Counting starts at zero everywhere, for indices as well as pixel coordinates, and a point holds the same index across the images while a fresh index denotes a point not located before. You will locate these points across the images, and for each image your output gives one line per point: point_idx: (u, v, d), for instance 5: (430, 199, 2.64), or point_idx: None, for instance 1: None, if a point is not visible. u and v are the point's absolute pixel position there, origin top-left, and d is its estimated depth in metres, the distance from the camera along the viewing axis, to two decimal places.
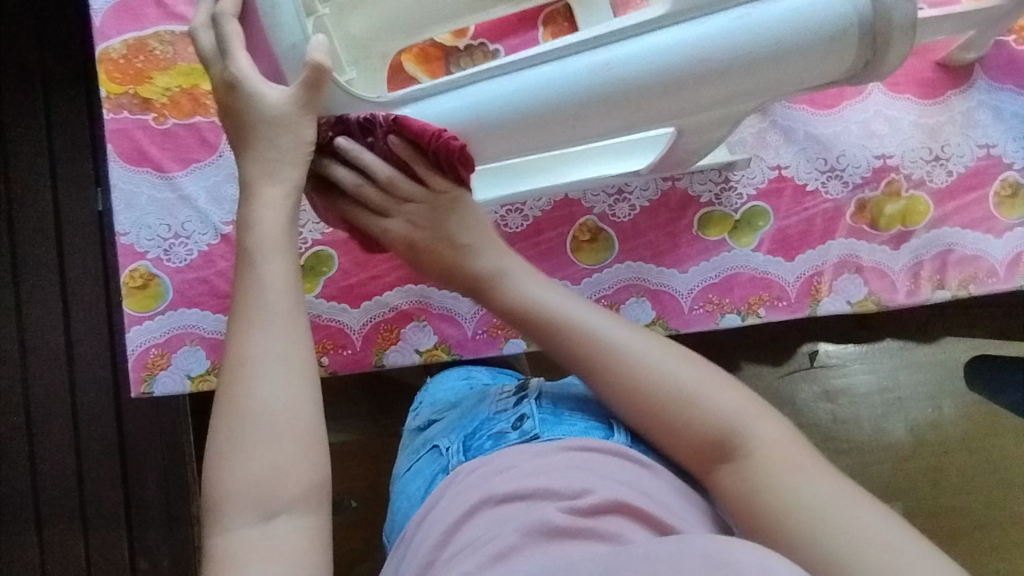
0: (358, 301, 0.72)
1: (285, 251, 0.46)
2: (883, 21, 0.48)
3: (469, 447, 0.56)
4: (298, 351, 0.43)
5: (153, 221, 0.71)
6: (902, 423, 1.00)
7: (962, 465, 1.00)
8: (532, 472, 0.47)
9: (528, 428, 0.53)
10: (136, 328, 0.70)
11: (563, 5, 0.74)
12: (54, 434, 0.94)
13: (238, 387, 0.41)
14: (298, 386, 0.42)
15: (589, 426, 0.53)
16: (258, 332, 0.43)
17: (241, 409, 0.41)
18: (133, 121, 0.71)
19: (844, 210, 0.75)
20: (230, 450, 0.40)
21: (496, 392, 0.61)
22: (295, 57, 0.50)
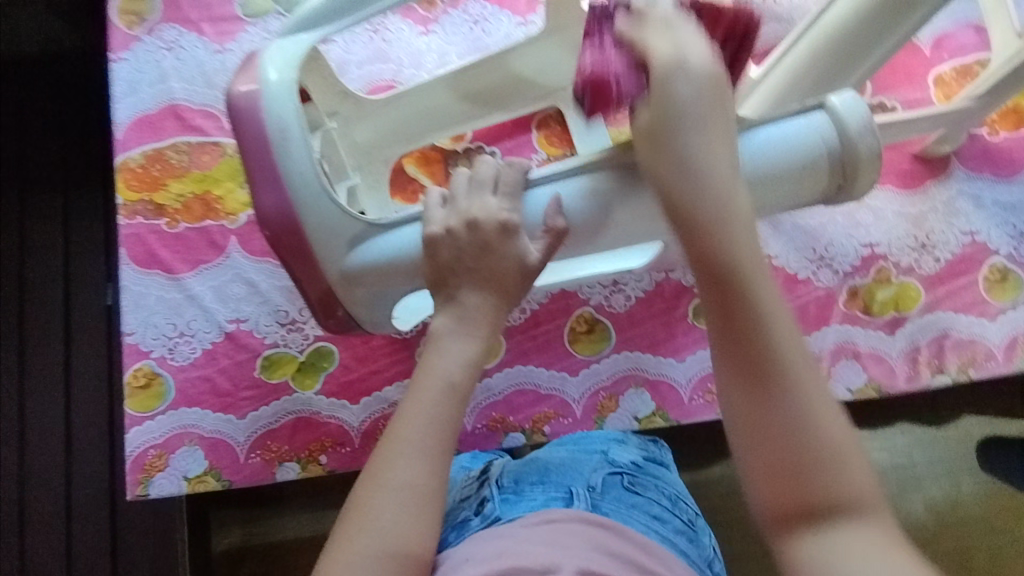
0: (358, 397, 0.72)
1: (455, 393, 0.47)
2: (850, 151, 0.50)
3: (438, 543, 0.56)
4: (430, 486, 0.44)
5: (159, 321, 0.72)
6: (921, 501, 0.96)
7: (988, 547, 0.95)
8: (496, 554, 0.46)
9: (490, 511, 0.55)
10: (136, 429, 0.70)
11: (554, 110, 0.79)
12: (47, 532, 0.92)
13: (371, 495, 0.44)
14: (417, 521, 0.43)
15: (548, 499, 0.55)
16: (405, 457, 0.44)
17: (366, 520, 0.43)
18: (146, 225, 0.74)
19: (836, 296, 0.76)
20: (345, 554, 0.42)
21: (462, 479, 0.63)
22: (298, 176, 0.52)
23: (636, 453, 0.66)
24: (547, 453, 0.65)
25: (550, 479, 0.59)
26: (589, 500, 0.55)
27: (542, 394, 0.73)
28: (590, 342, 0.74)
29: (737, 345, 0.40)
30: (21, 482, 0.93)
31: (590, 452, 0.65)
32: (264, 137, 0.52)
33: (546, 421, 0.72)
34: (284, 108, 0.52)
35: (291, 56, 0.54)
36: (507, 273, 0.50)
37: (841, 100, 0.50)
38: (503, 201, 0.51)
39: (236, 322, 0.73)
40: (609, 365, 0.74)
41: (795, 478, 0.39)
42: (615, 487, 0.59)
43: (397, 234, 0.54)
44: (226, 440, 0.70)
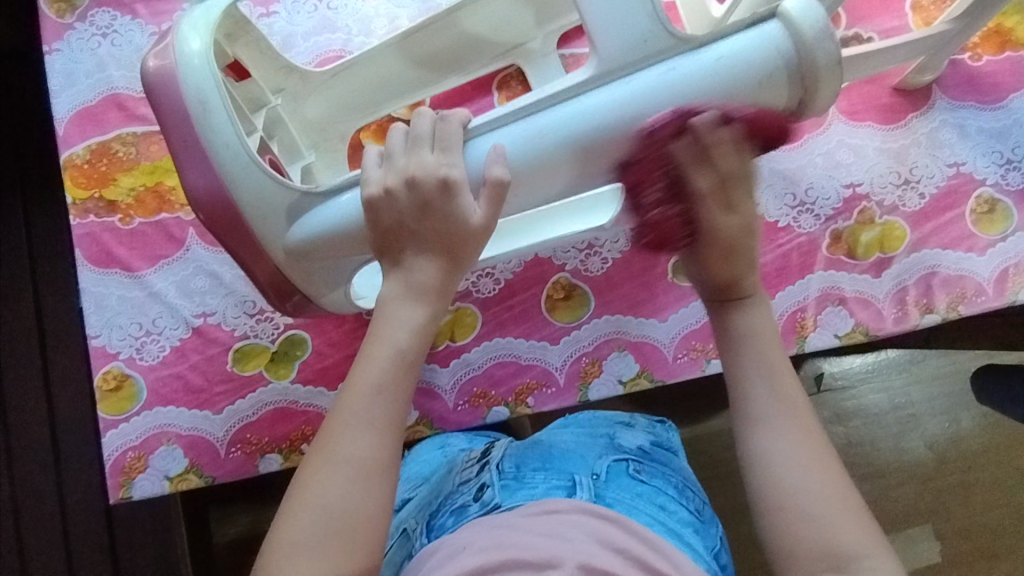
0: (335, 382, 0.70)
1: (404, 364, 0.46)
2: (809, 61, 0.48)
3: (433, 527, 0.55)
4: (380, 459, 0.43)
5: (124, 321, 0.70)
6: (920, 440, 0.96)
7: (989, 480, 0.95)
8: (495, 545, 0.46)
9: (489, 497, 0.54)
10: (111, 433, 0.68)
11: (514, 68, 0.76)
12: (45, 540, 0.91)
13: (317, 471, 0.42)
14: (367, 497, 0.42)
15: (550, 487, 0.54)
16: (351, 432, 0.43)
17: (313, 496, 0.42)
18: (100, 223, 0.71)
19: (819, 242, 0.74)
20: (293, 532, 0.41)
21: (462, 459, 0.62)
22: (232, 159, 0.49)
23: (644, 437, 0.65)
24: (552, 436, 0.64)
25: (552, 465, 0.58)
26: (592, 488, 0.54)
27: (523, 365, 0.71)
28: (568, 308, 0.72)
29: (732, 333, 0.51)
30: (12, 493, 0.92)
31: (596, 436, 0.64)
32: (184, 110, 0.49)
33: (529, 392, 0.71)
34: (202, 79, 0.49)
35: (203, 25, 0.50)
36: (449, 231, 0.47)
37: (796, 7, 0.48)
38: (442, 156, 0.49)
39: (202, 316, 0.71)
40: (590, 331, 0.72)
41: (767, 432, 0.47)
42: (621, 474, 0.57)
43: (334, 205, 0.51)
44: (204, 437, 0.69)
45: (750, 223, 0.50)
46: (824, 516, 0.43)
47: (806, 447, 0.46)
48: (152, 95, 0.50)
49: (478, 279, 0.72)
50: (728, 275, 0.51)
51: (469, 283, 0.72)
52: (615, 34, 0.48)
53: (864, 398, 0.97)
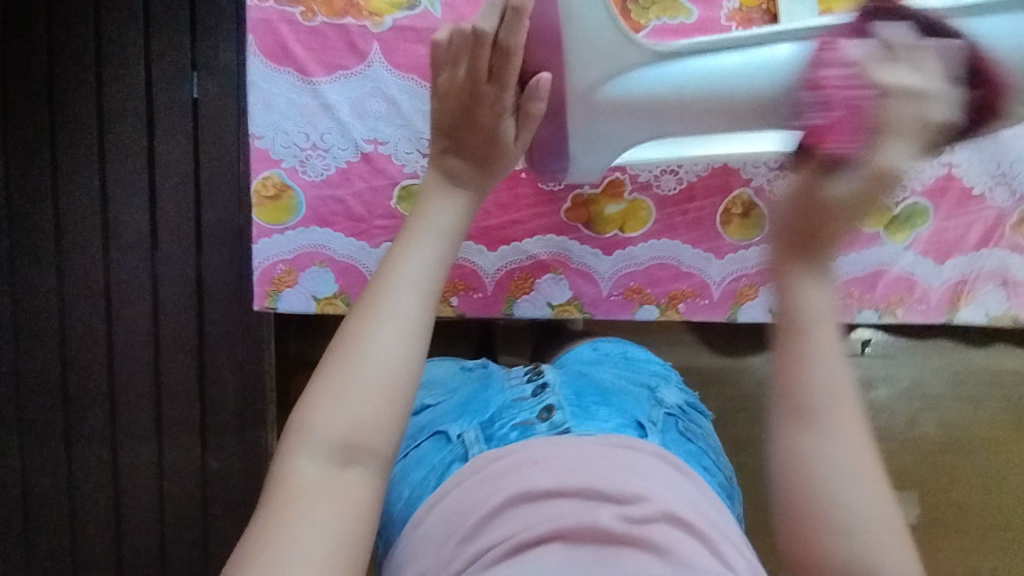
0: (496, 245, 0.68)
1: (449, 233, 0.41)
2: None
3: (492, 436, 0.52)
4: (425, 320, 0.38)
5: (291, 128, 0.66)
6: (933, 418, 1.00)
7: (993, 467, 1.00)
8: (573, 464, 0.41)
9: (559, 419, 0.52)
10: (264, 241, 0.66)
11: None
12: (134, 323, 0.94)
13: (365, 324, 0.37)
14: (409, 355, 0.37)
15: (619, 424, 0.51)
16: (400, 285, 0.38)
17: (360, 350, 0.36)
18: (279, 12, 0.64)
19: (1006, 219, 0.71)
20: (330, 391, 0.35)
21: (506, 382, 0.63)
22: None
23: (679, 396, 0.65)
24: (596, 373, 0.63)
25: (611, 401, 0.57)
26: (659, 436, 0.53)
27: (684, 272, 0.70)
28: (742, 226, 0.70)
29: (799, 316, 0.37)
30: (106, 271, 0.93)
31: (638, 385, 0.64)
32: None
33: (682, 299, 0.70)
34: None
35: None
36: (491, 152, 0.44)
37: None
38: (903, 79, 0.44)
39: (374, 142, 0.66)
40: (758, 254, 0.70)
41: (816, 440, 0.36)
42: (673, 427, 0.57)
43: (753, 57, 0.54)
44: (357, 267, 0.68)
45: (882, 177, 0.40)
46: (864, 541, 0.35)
47: (845, 469, 0.35)
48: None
49: (661, 175, 0.68)
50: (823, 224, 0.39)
51: (651, 177, 0.68)
52: None
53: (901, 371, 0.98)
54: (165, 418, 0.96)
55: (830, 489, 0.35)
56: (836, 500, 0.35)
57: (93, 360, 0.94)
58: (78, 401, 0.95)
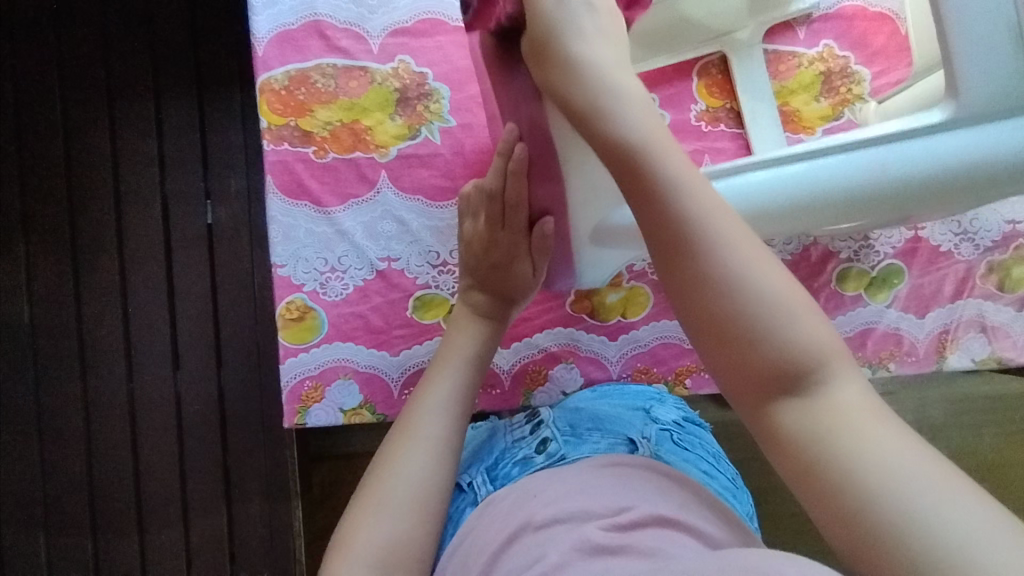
0: (509, 342, 0.73)
1: (463, 366, 0.55)
2: None
3: (497, 477, 0.59)
4: (450, 442, 0.51)
5: (311, 255, 0.71)
6: (943, 451, 1.02)
7: (1004, 493, 1.03)
8: (565, 495, 0.49)
9: (554, 449, 0.61)
10: (291, 360, 0.71)
11: (717, 56, 0.76)
12: (159, 443, 0.96)
13: (400, 449, 0.49)
14: (438, 471, 0.49)
15: (611, 443, 0.61)
16: (428, 415, 0.51)
17: (397, 472, 0.48)
18: (293, 153, 0.71)
19: (975, 270, 0.77)
20: (375, 508, 0.46)
21: (505, 426, 0.68)
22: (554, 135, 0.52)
23: (675, 412, 0.70)
24: (593, 404, 0.68)
25: (604, 425, 0.64)
26: (650, 449, 0.61)
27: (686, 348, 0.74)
28: None
29: (653, 186, 0.39)
30: (130, 393, 0.96)
31: (633, 408, 0.68)
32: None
33: (688, 374, 0.74)
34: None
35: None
36: (511, 287, 0.60)
37: None
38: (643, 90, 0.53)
39: (387, 260, 0.72)
40: None
41: (751, 330, 0.36)
42: (667, 441, 0.64)
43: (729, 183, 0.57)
44: (380, 375, 0.71)
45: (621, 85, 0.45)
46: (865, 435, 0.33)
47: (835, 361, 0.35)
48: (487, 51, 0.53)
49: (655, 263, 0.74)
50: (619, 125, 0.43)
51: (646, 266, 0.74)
52: (983, 80, 0.49)
53: (906, 408, 1.02)
54: (191, 533, 0.97)
55: (805, 399, 0.35)
56: (812, 386, 0.35)
57: (120, 484, 0.96)
58: (107, 527, 0.96)
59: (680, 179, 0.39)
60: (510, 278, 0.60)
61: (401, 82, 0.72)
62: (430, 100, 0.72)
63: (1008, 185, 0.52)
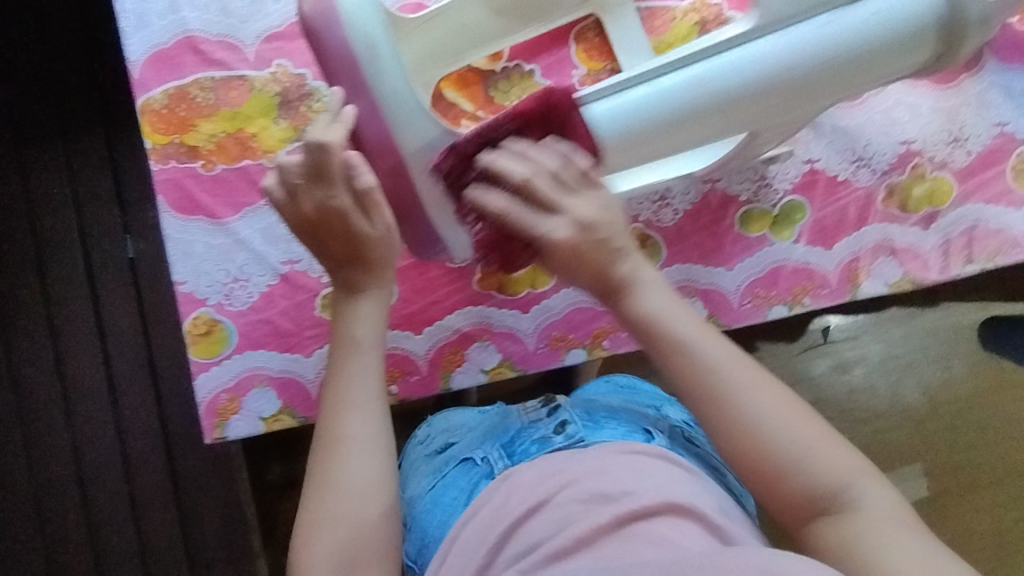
0: (421, 327, 0.73)
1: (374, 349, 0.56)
2: (959, 21, 0.56)
3: (513, 453, 0.67)
4: (378, 435, 0.54)
5: (211, 268, 0.71)
6: (916, 386, 1.04)
7: (972, 417, 1.04)
8: (589, 471, 0.57)
9: (572, 432, 0.66)
10: (204, 375, 0.70)
11: (591, 20, 0.76)
12: (108, 483, 0.96)
13: (332, 461, 0.53)
14: (372, 467, 0.53)
15: (627, 430, 0.67)
16: (348, 416, 0.54)
17: (334, 483, 0.52)
18: (182, 170, 0.71)
19: (875, 195, 0.78)
20: (320, 521, 0.51)
21: (518, 407, 0.73)
22: (394, 99, 0.54)
23: (683, 413, 0.73)
24: (606, 397, 0.74)
25: (619, 415, 0.70)
26: (658, 436, 0.67)
27: (599, 310, 0.75)
28: (641, 257, 0.76)
29: (641, 323, 0.53)
30: (72, 437, 0.96)
31: (643, 406, 0.72)
32: (348, 48, 0.54)
33: (606, 335, 0.75)
34: (367, 23, 0.54)
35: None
36: (360, 249, 0.56)
37: None
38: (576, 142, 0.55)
39: (289, 263, 0.72)
40: (662, 278, 0.76)
41: (749, 410, 0.50)
42: (678, 437, 0.69)
43: None
44: (296, 379, 0.71)
45: (581, 221, 0.53)
46: (819, 481, 0.49)
47: (846, 454, 0.51)
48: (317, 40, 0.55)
49: None
50: (594, 267, 0.53)
51: None
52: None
53: (865, 347, 1.04)
54: (153, 567, 0.96)
55: (823, 471, 0.50)
56: (819, 462, 0.50)
57: (75, 528, 0.96)
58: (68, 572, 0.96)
59: (693, 342, 0.52)
60: (354, 242, 0.55)
61: (281, 86, 0.73)
62: (313, 100, 0.73)
63: (866, 74, 0.57)
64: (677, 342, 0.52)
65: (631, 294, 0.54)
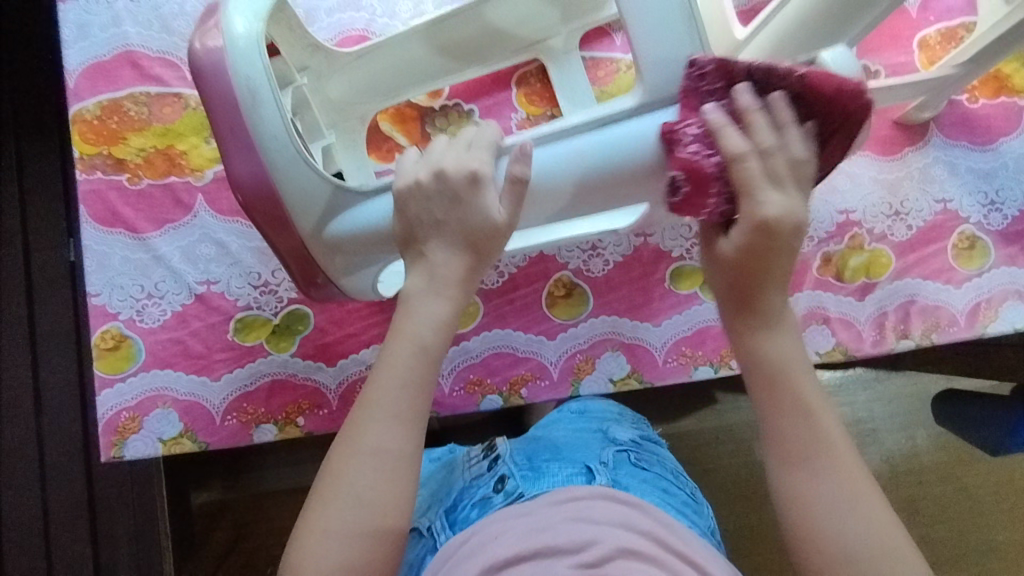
0: (335, 359, 0.71)
1: (431, 357, 0.49)
2: None
3: (456, 520, 0.56)
4: (407, 453, 0.47)
5: (125, 282, 0.70)
6: (877, 453, 0.98)
7: (936, 494, 0.98)
8: (531, 531, 0.47)
9: (511, 488, 0.55)
10: (107, 391, 0.69)
11: (534, 66, 0.76)
12: (16, 493, 0.89)
13: (348, 469, 0.46)
14: (392, 487, 0.46)
15: (570, 474, 0.55)
16: (377, 428, 0.47)
17: (343, 493, 0.46)
18: (107, 182, 0.71)
19: (811, 263, 0.77)
20: (321, 527, 0.45)
21: (463, 458, 0.63)
22: (276, 149, 0.52)
23: (633, 430, 0.67)
24: (549, 431, 0.65)
25: (562, 454, 0.60)
26: (608, 474, 0.56)
27: (519, 357, 0.74)
28: (567, 306, 0.75)
29: (765, 364, 0.47)
30: None
31: (592, 431, 0.65)
32: (232, 94, 0.51)
33: (523, 383, 0.73)
34: (254, 69, 0.51)
35: (257, 44, 0.51)
36: (477, 229, 0.50)
37: (833, 56, 0.51)
38: (471, 153, 0.51)
39: (206, 283, 0.71)
40: (586, 329, 0.74)
41: (806, 472, 0.45)
42: (625, 463, 0.60)
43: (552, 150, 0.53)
44: (201, 403, 0.70)
45: (794, 213, 0.45)
46: (887, 564, 0.43)
47: (904, 545, 0.44)
48: (199, 76, 0.52)
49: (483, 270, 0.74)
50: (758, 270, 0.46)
51: None
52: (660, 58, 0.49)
53: None
54: None
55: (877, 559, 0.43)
56: (864, 534, 0.43)
57: None
58: None
59: (791, 375, 0.47)
60: (475, 215, 0.50)
61: None
62: None
63: None
64: (782, 366, 0.47)
65: (759, 233, 0.45)
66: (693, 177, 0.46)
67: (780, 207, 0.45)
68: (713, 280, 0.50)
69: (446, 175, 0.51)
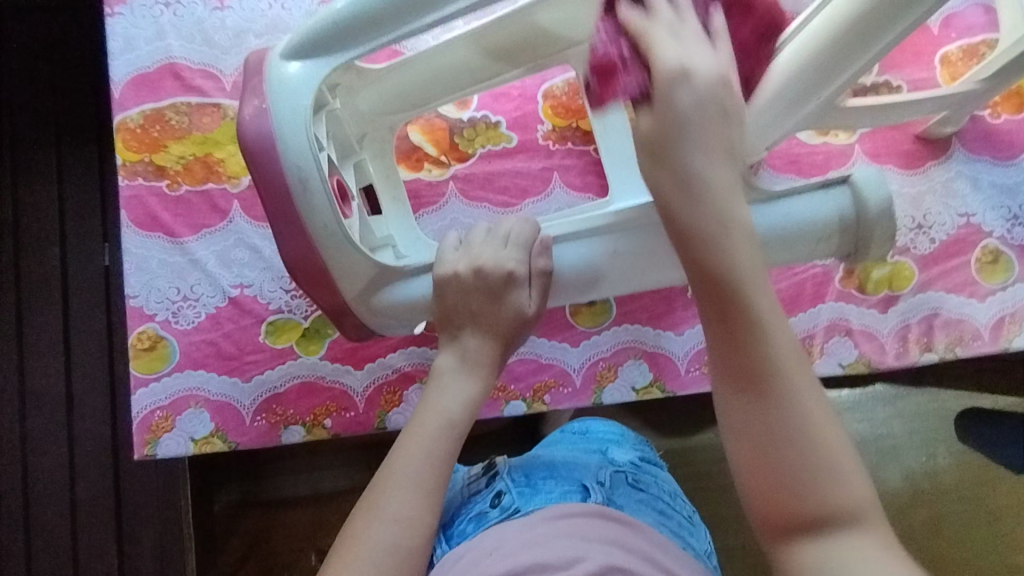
0: (362, 363, 0.73)
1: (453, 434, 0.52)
2: (868, 223, 0.60)
3: (452, 535, 0.56)
4: (426, 517, 0.48)
5: (163, 284, 0.72)
6: (897, 468, 0.97)
7: (958, 510, 0.96)
8: (521, 547, 0.47)
9: (508, 503, 0.55)
10: (142, 391, 0.71)
11: (562, 81, 0.78)
12: (46, 491, 0.91)
13: (366, 533, 0.47)
14: (410, 553, 0.47)
15: (566, 491, 0.56)
16: (398, 491, 0.49)
17: (359, 557, 0.46)
18: (148, 188, 0.73)
19: (833, 275, 0.78)
20: None
21: (462, 476, 0.62)
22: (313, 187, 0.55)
23: (633, 453, 0.65)
24: (549, 452, 0.63)
25: (559, 472, 0.59)
26: (604, 493, 0.56)
27: (543, 364, 0.75)
28: (591, 314, 0.76)
29: (717, 276, 0.40)
30: None
31: (589, 451, 0.63)
32: (284, 182, 0.55)
33: (546, 390, 0.74)
34: (302, 158, 0.54)
35: (302, 126, 0.54)
36: (506, 321, 0.57)
37: (864, 177, 0.60)
38: (509, 251, 0.58)
39: (239, 287, 0.73)
40: (609, 337, 0.75)
41: (759, 397, 0.39)
42: (622, 483, 0.59)
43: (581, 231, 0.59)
44: (231, 404, 0.72)
45: (688, 68, 0.43)
46: (842, 489, 0.38)
47: (865, 494, 0.39)
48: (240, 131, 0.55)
49: None
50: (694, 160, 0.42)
51: None
52: None
53: (847, 422, 0.98)
54: None
55: (823, 492, 0.38)
56: (824, 474, 0.38)
57: None
58: None
59: (754, 287, 0.40)
60: (508, 311, 0.57)
61: None
62: None
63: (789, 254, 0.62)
64: (741, 284, 0.40)
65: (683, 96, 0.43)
66: (602, 67, 0.48)
67: (698, 67, 0.43)
68: (655, 184, 0.43)
69: (489, 272, 0.57)
